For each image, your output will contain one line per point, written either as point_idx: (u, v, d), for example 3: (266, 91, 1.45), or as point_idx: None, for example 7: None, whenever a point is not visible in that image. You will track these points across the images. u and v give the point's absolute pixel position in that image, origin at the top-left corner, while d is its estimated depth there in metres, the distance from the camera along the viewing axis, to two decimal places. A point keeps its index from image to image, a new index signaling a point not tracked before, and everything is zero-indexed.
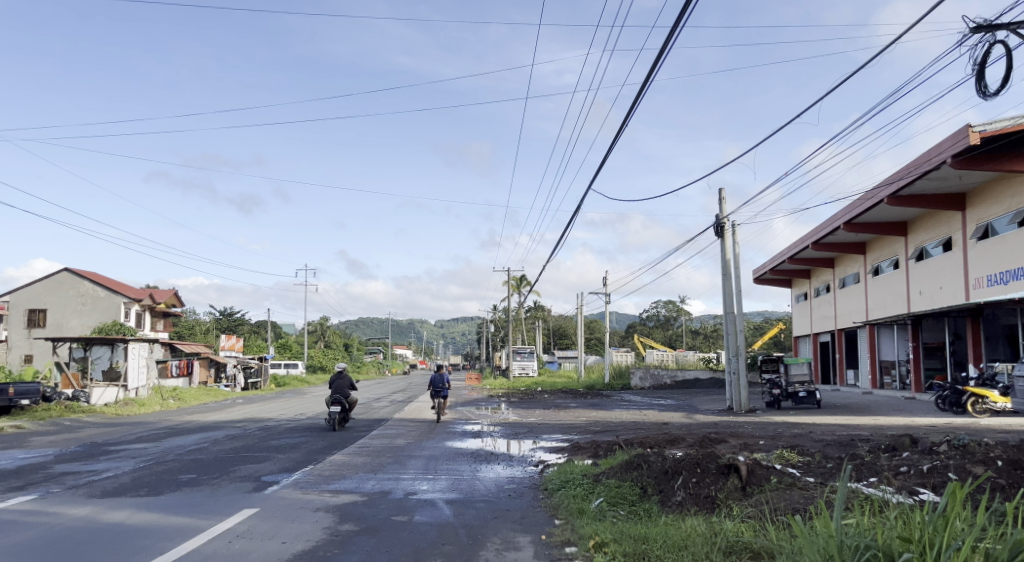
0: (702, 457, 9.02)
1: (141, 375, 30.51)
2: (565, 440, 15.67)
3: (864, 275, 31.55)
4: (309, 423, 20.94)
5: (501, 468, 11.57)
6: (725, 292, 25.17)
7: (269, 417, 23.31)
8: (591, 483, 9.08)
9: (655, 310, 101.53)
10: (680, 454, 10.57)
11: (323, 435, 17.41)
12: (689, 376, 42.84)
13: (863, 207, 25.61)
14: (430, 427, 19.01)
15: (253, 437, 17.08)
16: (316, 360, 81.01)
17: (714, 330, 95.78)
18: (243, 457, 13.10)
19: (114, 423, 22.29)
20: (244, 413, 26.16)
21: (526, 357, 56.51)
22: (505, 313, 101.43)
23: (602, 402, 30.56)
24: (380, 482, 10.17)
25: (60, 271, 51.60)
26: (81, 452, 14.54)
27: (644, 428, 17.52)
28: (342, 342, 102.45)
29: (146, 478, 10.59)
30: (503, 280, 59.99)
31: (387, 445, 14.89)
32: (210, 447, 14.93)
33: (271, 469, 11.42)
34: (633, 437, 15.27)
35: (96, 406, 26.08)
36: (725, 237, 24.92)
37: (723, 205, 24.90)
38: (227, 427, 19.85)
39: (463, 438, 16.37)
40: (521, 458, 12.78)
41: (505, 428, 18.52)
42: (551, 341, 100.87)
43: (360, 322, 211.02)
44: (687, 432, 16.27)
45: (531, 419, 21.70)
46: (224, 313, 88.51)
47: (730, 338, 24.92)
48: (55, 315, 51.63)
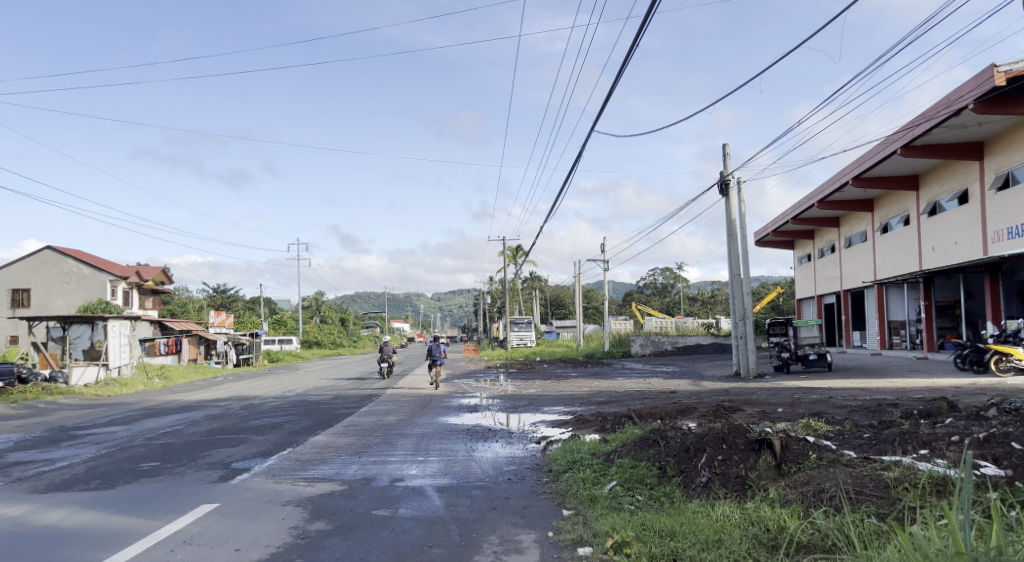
0: (727, 430, 7.88)
1: (123, 354, 29.44)
2: (568, 412, 14.63)
3: (872, 233, 30.42)
4: (297, 400, 19.86)
5: (499, 447, 10.44)
6: (731, 253, 24.04)
7: (255, 394, 22.32)
8: (602, 463, 7.97)
9: (653, 277, 100.56)
10: (698, 427, 9.46)
11: (310, 412, 16.33)
12: (690, 342, 41.94)
13: (874, 160, 24.39)
14: (424, 402, 17.95)
15: (235, 416, 15.98)
16: (311, 335, 80.11)
17: (713, 296, 94.98)
18: (218, 440, 11.97)
19: (92, 404, 21.21)
20: (231, 391, 25.14)
21: (524, 327, 55.52)
22: (500, 283, 100.40)
23: (603, 371, 29.62)
24: (364, 467, 9.05)
25: (42, 249, 50.28)
26: (45, 439, 13.39)
27: (652, 397, 16.52)
28: (338, 316, 101.54)
29: (102, 468, 9.45)
30: (499, 251, 58.79)
31: (377, 422, 13.78)
32: (186, 429, 13.80)
33: (246, 454, 10.30)
34: (642, 408, 14.19)
35: (75, 387, 25.06)
36: (730, 196, 23.70)
37: (727, 161, 23.66)
38: (210, 406, 18.76)
39: (459, 412, 15.29)
40: (521, 434, 11.69)
41: (504, 400, 17.47)
42: (548, 310, 100.07)
43: (356, 296, 209.96)
44: (699, 401, 15.21)
45: (531, 390, 20.69)
46: (217, 289, 87.25)
47: (737, 301, 23.88)
48: (39, 295, 50.57)
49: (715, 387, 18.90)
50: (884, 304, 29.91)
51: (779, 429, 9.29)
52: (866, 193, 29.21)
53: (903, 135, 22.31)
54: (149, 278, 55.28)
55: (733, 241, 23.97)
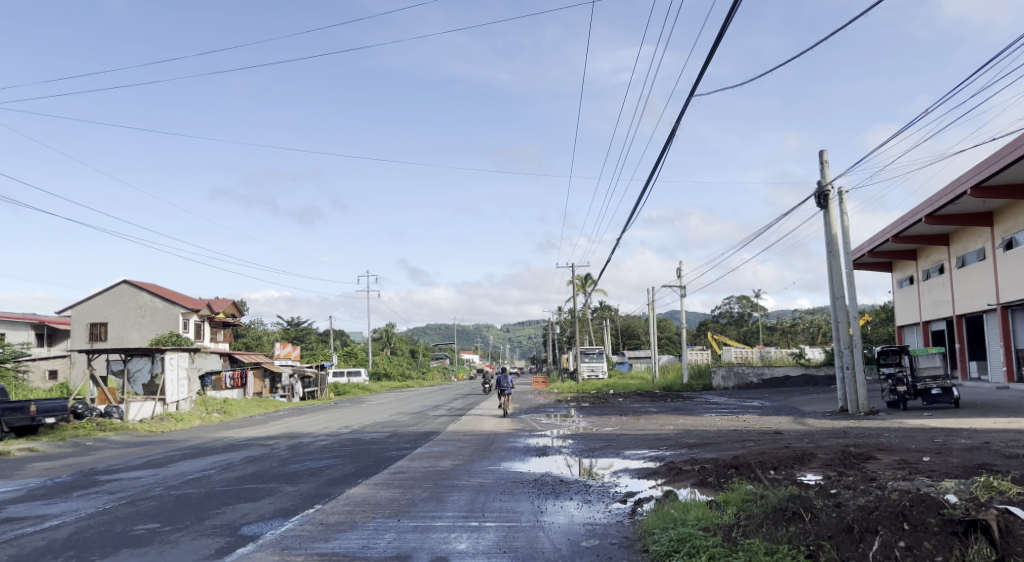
0: (907, 502, 5.45)
1: (181, 388, 28.51)
2: (655, 458, 12.25)
3: (991, 250, 26.87)
4: (350, 439, 18.11)
5: (574, 508, 8.18)
6: (832, 272, 21.19)
7: (307, 432, 20.73)
8: (722, 545, 5.66)
9: (729, 305, 96.80)
10: (843, 490, 6.99)
11: (358, 454, 14.45)
12: (778, 373, 38.40)
13: (999, 164, 21.22)
14: (486, 442, 15.84)
15: (275, 459, 14.24)
16: (381, 367, 79.54)
17: (793, 325, 89.78)
18: (240, 493, 10.15)
19: (139, 442, 20.00)
20: (285, 427, 23.65)
21: (595, 358, 52.87)
22: (570, 313, 98.10)
23: (684, 405, 26.87)
24: (401, 537, 6.99)
25: (119, 283, 51.26)
26: (62, 486, 11.92)
27: (754, 438, 13.91)
28: (407, 348, 101.10)
29: (88, 531, 7.73)
30: (570, 280, 56.69)
31: (429, 469, 11.75)
32: (215, 475, 12.08)
33: (262, 513, 8.40)
34: (746, 454, 11.67)
35: (129, 423, 24.11)
36: (830, 207, 20.98)
37: (825, 170, 20.98)
38: (255, 445, 17.20)
39: (525, 456, 13.12)
40: (599, 488, 9.43)
41: (578, 441, 15.18)
42: (619, 340, 97.09)
43: (426, 328, 210.80)
44: (814, 444, 12.56)
45: (607, 428, 18.35)
46: (290, 322, 87.91)
47: (841, 327, 21.00)
48: (116, 328, 51.43)
49: (826, 426, 16.08)
50: (1010, 330, 26.24)
51: (959, 493, 6.73)
52: (985, 205, 25.72)
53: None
54: (220, 310, 55.53)
55: (834, 259, 21.14)
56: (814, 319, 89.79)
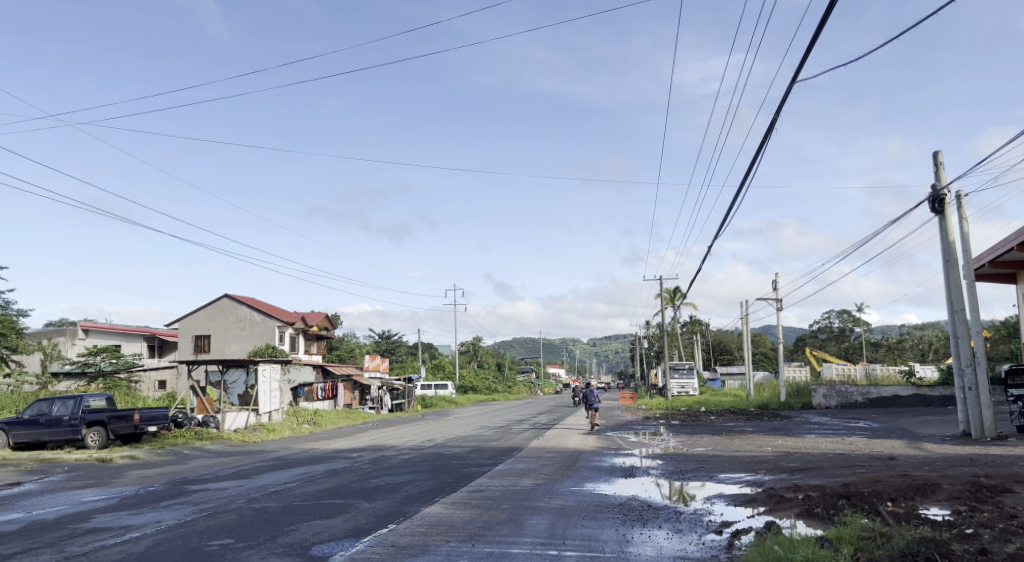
0: None
1: (274, 399, 29.24)
2: (752, 483, 11.28)
3: None
4: (433, 453, 17.87)
5: (663, 539, 7.45)
6: (949, 284, 19.39)
7: (392, 445, 20.66)
8: None
9: (828, 320, 92.06)
10: (985, 534, 5.96)
11: (439, 470, 14.14)
12: (886, 393, 35.68)
13: None
14: (570, 460, 15.18)
15: (356, 473, 14.11)
16: (468, 381, 79.94)
17: (900, 341, 84.13)
18: (317, 508, 9.96)
19: (232, 452, 20.45)
20: (371, 439, 23.76)
21: (685, 374, 51.10)
22: (659, 328, 95.78)
23: (783, 424, 25.28)
24: None
25: (221, 297, 53.73)
26: (152, 495, 12.12)
27: (865, 464, 12.66)
28: (494, 362, 101.31)
29: (164, 545, 7.63)
30: (658, 294, 55.20)
31: (508, 488, 11.24)
32: (295, 488, 12.00)
33: (335, 532, 8.11)
34: (857, 481, 10.56)
35: (225, 432, 24.83)
36: (947, 212, 19.24)
37: (941, 172, 19.26)
38: (340, 458, 17.20)
39: (611, 477, 12.40)
40: (691, 516, 8.63)
41: (668, 462, 14.32)
42: (710, 356, 93.97)
43: (513, 341, 211.54)
44: (936, 473, 11.27)
45: (700, 448, 17.33)
46: (382, 335, 89.91)
47: (960, 342, 19.19)
48: (218, 341, 53.85)
49: (947, 451, 14.54)
50: None
51: None
52: None
53: None
54: (314, 324, 57.26)
55: (952, 268, 19.34)
56: (924, 335, 83.92)
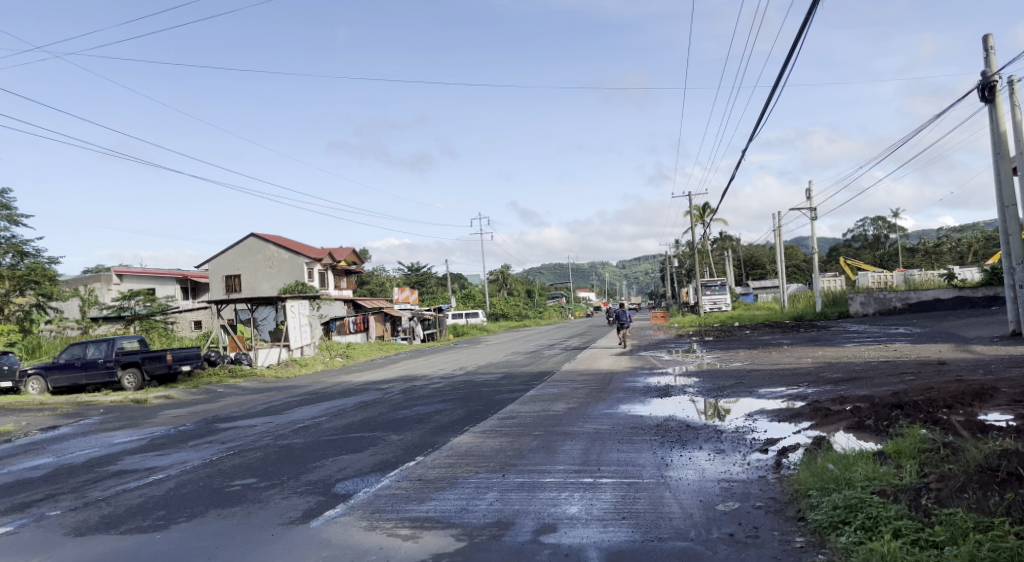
0: None
1: (304, 334, 29.35)
2: (795, 397, 10.74)
3: None
4: (464, 381, 17.66)
5: (704, 461, 6.99)
6: (999, 178, 18.18)
7: (423, 375, 20.53)
8: (909, 516, 4.31)
9: (863, 228, 89.86)
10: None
11: (470, 398, 13.87)
12: (926, 297, 34.67)
13: None
14: (603, 381, 14.81)
15: (386, 404, 13.92)
16: (498, 309, 80.19)
17: (937, 245, 81.62)
18: (344, 443, 9.71)
19: (264, 388, 20.53)
20: (403, 370, 23.72)
21: (717, 290, 50.35)
22: (688, 246, 94.39)
23: (821, 335, 24.65)
24: (504, 497, 6.12)
25: (247, 237, 53.88)
26: (182, 434, 12.04)
27: (913, 371, 12.04)
28: (524, 288, 101.30)
29: (186, 487, 7.40)
30: (687, 211, 53.95)
31: (540, 413, 10.88)
32: (324, 423, 11.80)
33: (361, 467, 7.82)
34: (908, 390, 9.97)
35: (258, 369, 25.01)
36: (998, 100, 17.84)
37: (991, 57, 17.77)
38: (370, 389, 17.08)
39: (646, 397, 11.97)
40: (732, 435, 8.14)
41: (704, 379, 13.86)
42: (742, 271, 92.72)
43: (542, 267, 211.38)
44: (992, 376, 10.62)
45: (737, 363, 16.85)
46: (410, 268, 90.08)
47: (1011, 239, 18.12)
48: (248, 280, 54.33)
49: (1000, 353, 13.84)
50: None
51: None
52: None
53: None
54: (341, 259, 57.39)
55: (1003, 162, 18.08)
56: (961, 237, 81.33)
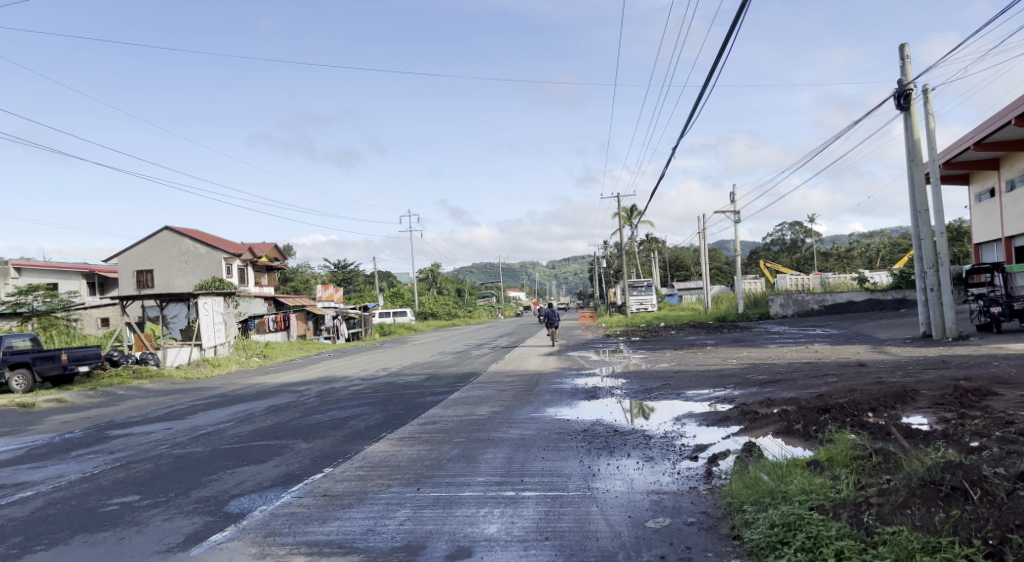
0: None
1: (218, 333, 27.82)
2: (723, 400, 10.56)
3: None
4: (386, 382, 16.92)
5: (633, 470, 6.61)
6: (913, 184, 18.74)
7: (343, 375, 19.63)
8: (850, 535, 3.98)
9: (781, 232, 93.18)
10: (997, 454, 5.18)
11: (390, 401, 13.17)
12: (841, 299, 36.08)
13: None
14: (530, 383, 14.38)
15: (300, 408, 13.07)
16: (427, 307, 79.02)
17: (849, 250, 85.15)
18: (247, 452, 8.90)
19: (171, 390, 19.18)
20: (323, 370, 22.71)
21: (644, 291, 50.97)
22: (616, 247, 95.49)
23: (744, 336, 25.02)
24: (417, 515, 5.55)
25: (161, 230, 51.17)
26: (67, 443, 10.91)
27: (836, 372, 12.09)
28: (453, 288, 100.30)
29: (54, 507, 6.50)
30: (615, 212, 54.43)
31: (463, 418, 10.32)
32: (229, 429, 10.90)
33: (261, 481, 7.07)
34: (833, 392, 9.91)
35: (165, 369, 23.48)
36: (913, 109, 18.40)
37: (906, 65, 18.30)
38: (285, 392, 16.13)
39: (573, 400, 11.57)
40: (661, 441, 7.81)
41: (632, 380, 13.60)
42: (668, 273, 94.64)
43: (472, 266, 210.48)
44: (912, 378, 10.71)
45: (664, 364, 16.74)
46: (337, 265, 87.72)
47: (924, 243, 18.69)
48: (162, 275, 51.60)
49: (915, 354, 14.15)
50: None
51: None
52: None
53: None
54: (263, 254, 55.18)
55: (916, 168, 18.67)
56: (871, 243, 85.18)
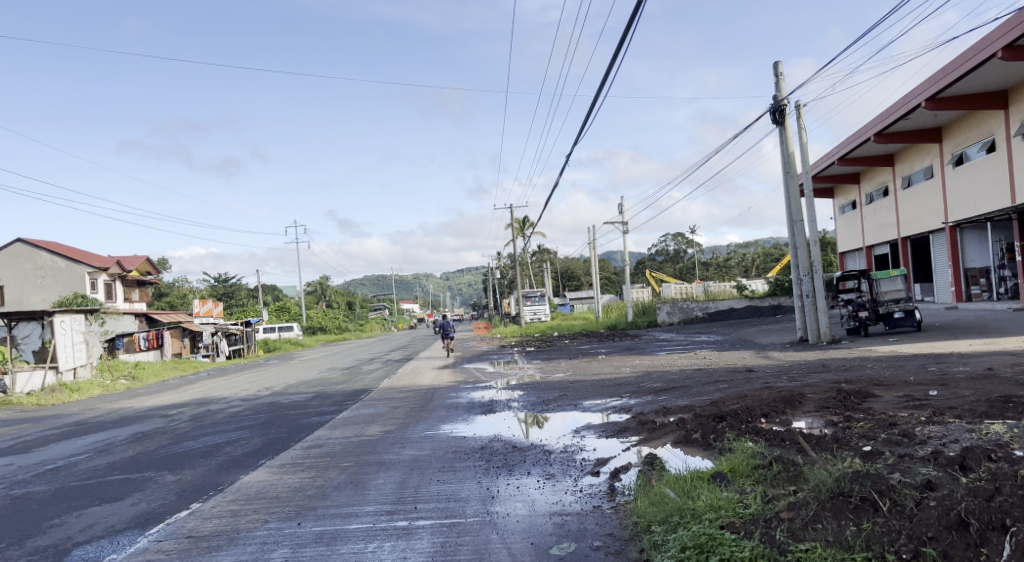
0: None
1: (78, 354, 25.34)
2: (620, 410, 10.44)
3: (938, 168, 25.96)
4: (268, 403, 15.80)
5: (534, 490, 6.26)
6: (788, 195, 19.68)
7: (221, 397, 18.23)
8: (764, 555, 3.77)
9: (665, 243, 97.01)
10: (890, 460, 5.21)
11: (272, 423, 12.21)
12: (723, 306, 37.51)
13: (959, 71, 19.96)
14: (423, 399, 13.78)
15: (169, 435, 11.87)
16: (315, 321, 76.23)
17: (726, 259, 89.81)
18: (101, 488, 7.84)
19: (18, 420, 17.12)
20: (199, 391, 21.06)
21: (537, 301, 51.36)
22: (509, 258, 96.21)
23: (635, 344, 25.47)
24: (296, 557, 4.92)
25: (14, 242, 46.47)
26: None
27: (726, 378, 12.29)
28: (344, 301, 97.43)
29: None
30: (508, 223, 54.61)
31: (351, 440, 9.63)
32: (83, 462, 9.68)
33: (114, 523, 6.17)
34: (725, 398, 10.02)
35: (13, 396, 21.04)
36: (787, 123, 19.35)
37: (780, 82, 19.25)
38: (153, 417, 14.70)
39: (468, 415, 11.12)
40: (562, 456, 7.51)
41: (529, 393, 13.31)
42: (559, 283, 96.20)
43: (363, 278, 206.13)
44: (797, 382, 11.01)
45: (559, 374, 16.60)
46: (217, 279, 83.07)
47: (799, 252, 19.64)
48: (14, 292, 46.82)
49: (796, 359, 14.71)
50: (957, 249, 25.50)
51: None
52: (936, 120, 24.50)
53: (1006, 30, 17.82)
54: (132, 268, 51.27)
55: (791, 180, 19.62)
56: (746, 253, 90.19)
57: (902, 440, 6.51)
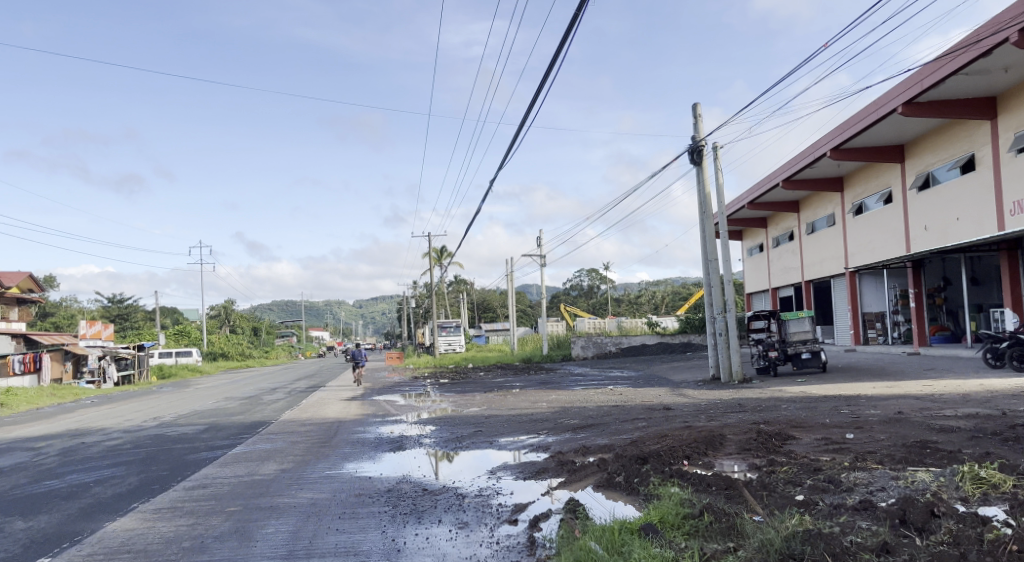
0: None
1: None
2: (538, 448, 9.92)
3: (840, 215, 27.19)
4: (153, 436, 14.37)
5: (445, 541, 5.61)
6: (703, 234, 19.99)
7: (100, 428, 16.54)
8: None
9: (579, 278, 98.47)
10: (830, 517, 4.87)
11: (153, 459, 10.97)
12: (635, 342, 37.93)
13: (864, 123, 20.96)
14: (327, 434, 12.82)
15: (30, 471, 10.46)
16: (217, 347, 72.39)
17: (638, 296, 91.90)
18: None
19: None
20: (76, 421, 19.13)
21: (452, 332, 50.56)
22: (425, 287, 95.06)
23: (550, 378, 25.16)
24: None
25: None
26: None
27: (644, 416, 12.01)
28: (250, 326, 93.22)
29: None
30: (426, 252, 53.81)
31: (242, 480, 8.66)
32: None
33: None
34: (646, 438, 9.67)
35: None
36: (704, 163, 19.73)
37: (699, 123, 19.64)
38: (16, 451, 13.04)
39: (376, 453, 10.32)
40: (476, 502, 6.89)
41: (441, 428, 12.61)
42: (474, 313, 95.64)
43: (272, 304, 198.97)
44: (716, 422, 10.82)
45: (474, 408, 15.97)
46: (112, 299, 77.83)
47: (713, 291, 19.90)
48: None
49: (711, 397, 14.65)
50: (856, 295, 26.61)
51: (972, 511, 4.80)
52: (840, 169, 25.71)
53: (907, 86, 18.85)
54: (11, 285, 47.12)
55: (706, 219, 19.96)
56: (656, 290, 92.61)
57: (828, 488, 6.24)
